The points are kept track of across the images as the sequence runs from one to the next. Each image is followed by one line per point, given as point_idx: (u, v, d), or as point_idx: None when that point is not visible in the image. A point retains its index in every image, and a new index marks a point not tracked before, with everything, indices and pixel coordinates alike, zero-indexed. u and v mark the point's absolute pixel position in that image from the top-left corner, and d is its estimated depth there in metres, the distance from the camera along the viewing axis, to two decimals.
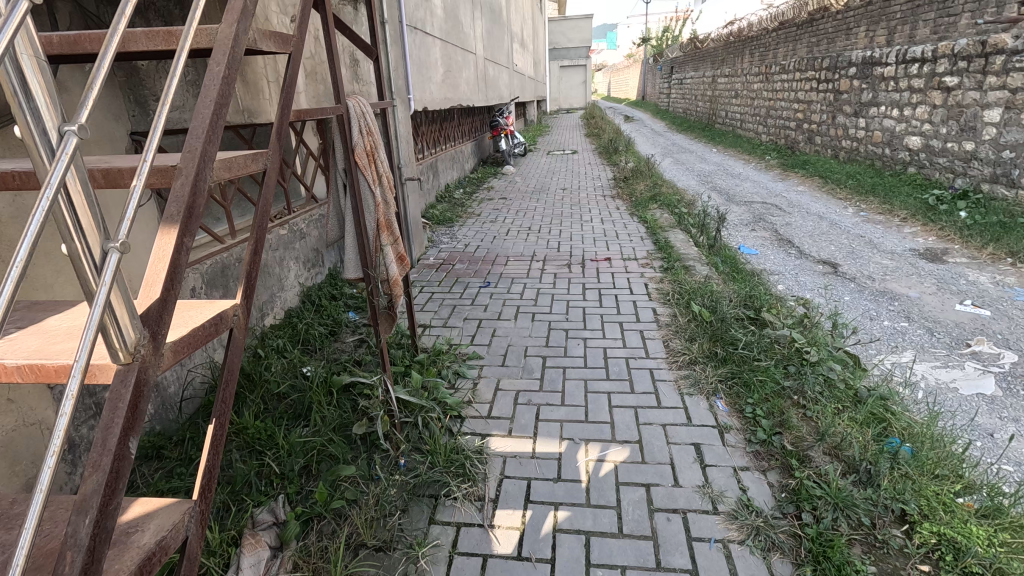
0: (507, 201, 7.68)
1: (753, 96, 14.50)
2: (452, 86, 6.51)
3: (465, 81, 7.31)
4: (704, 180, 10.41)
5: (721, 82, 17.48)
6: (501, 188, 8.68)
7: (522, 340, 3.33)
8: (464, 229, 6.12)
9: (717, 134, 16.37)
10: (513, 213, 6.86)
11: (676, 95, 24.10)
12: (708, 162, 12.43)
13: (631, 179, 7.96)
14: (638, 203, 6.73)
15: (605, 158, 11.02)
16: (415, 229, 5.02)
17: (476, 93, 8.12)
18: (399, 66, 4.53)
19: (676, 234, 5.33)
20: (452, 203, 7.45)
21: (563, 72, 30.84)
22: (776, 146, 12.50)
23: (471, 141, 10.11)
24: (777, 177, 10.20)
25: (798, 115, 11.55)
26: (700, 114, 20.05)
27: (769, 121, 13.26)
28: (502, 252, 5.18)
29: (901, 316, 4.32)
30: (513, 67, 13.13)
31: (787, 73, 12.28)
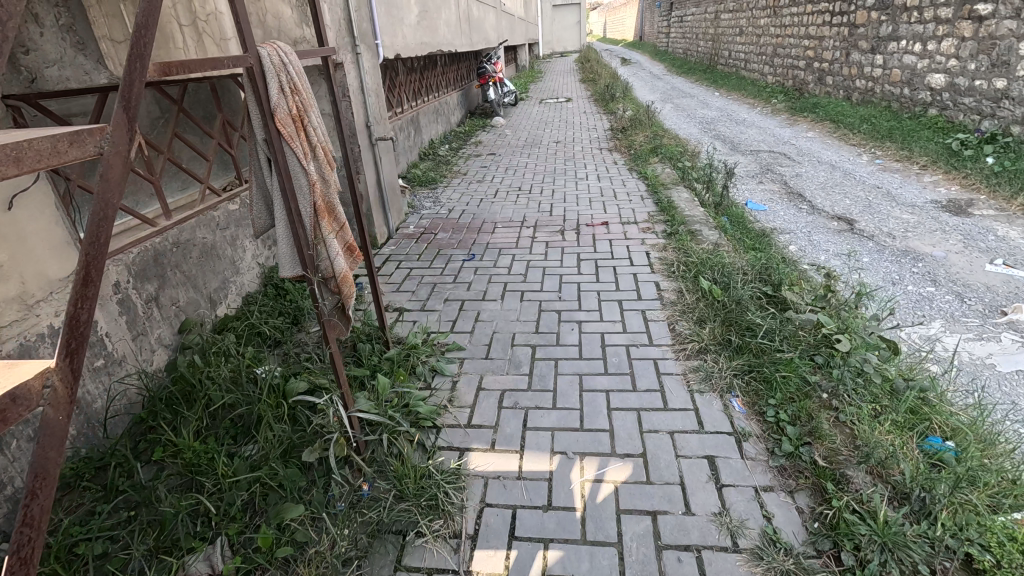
0: (496, 157, 7.11)
1: (759, 32, 13.51)
2: (429, 29, 5.81)
3: (445, 23, 6.57)
4: (707, 127, 9.76)
5: (724, 18, 16.32)
6: (489, 142, 8.07)
7: (509, 325, 2.94)
8: (448, 191, 5.61)
9: (720, 76, 15.43)
10: (503, 171, 6.32)
11: (676, 34, 22.70)
12: (711, 108, 11.69)
13: (630, 129, 7.36)
14: (637, 157, 6.19)
15: (601, 105, 10.29)
16: (392, 195, 4.54)
17: (458, 36, 7.37)
18: (361, 6, 3.91)
19: (680, 192, 4.85)
20: (436, 161, 6.89)
21: (556, 12, 29.00)
22: (783, 87, 11.71)
23: (456, 91, 9.38)
24: (785, 123, 9.55)
25: (808, 54, 10.73)
26: (701, 55, 18.90)
27: (776, 60, 12.38)
28: (489, 218, 4.71)
29: (927, 280, 3.94)
30: (501, 6, 12.09)
31: (797, 6, 11.32)
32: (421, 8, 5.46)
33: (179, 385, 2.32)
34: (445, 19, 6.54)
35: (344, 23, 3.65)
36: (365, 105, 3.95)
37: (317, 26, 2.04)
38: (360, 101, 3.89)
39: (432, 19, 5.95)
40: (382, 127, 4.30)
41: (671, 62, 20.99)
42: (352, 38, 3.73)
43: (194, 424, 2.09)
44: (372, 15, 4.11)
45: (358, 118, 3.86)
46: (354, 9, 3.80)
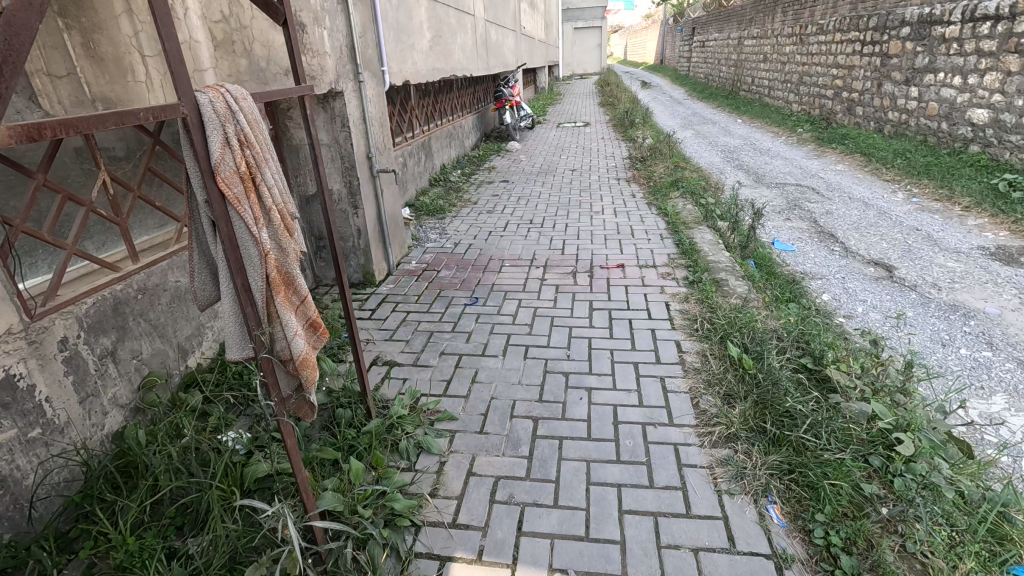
0: (509, 185, 6.85)
1: (784, 60, 13.22)
2: (443, 55, 5.63)
3: (461, 48, 6.39)
4: (729, 157, 9.44)
5: (748, 44, 16.08)
6: (503, 168, 7.84)
7: (509, 390, 2.61)
8: (456, 222, 5.34)
9: (744, 102, 15.13)
10: (515, 201, 6.05)
11: (698, 59, 22.53)
12: (733, 136, 11.36)
13: (649, 159, 7.06)
14: (657, 190, 5.87)
15: (620, 132, 10.03)
16: (394, 229, 4.28)
17: (474, 60, 7.19)
18: (367, 32, 3.69)
19: (703, 232, 4.51)
20: (447, 188, 6.66)
21: (577, 35, 29.12)
22: (809, 117, 11.35)
23: (472, 114, 9.21)
24: (812, 154, 9.17)
25: (836, 83, 10.37)
26: (723, 80, 18.65)
27: (802, 88, 12.05)
28: (496, 255, 4.42)
29: (982, 342, 3.52)
30: (521, 30, 12.00)
31: (825, 34, 11.01)
32: (434, 32, 5.27)
33: (128, 458, 2.03)
34: (460, 44, 6.37)
35: (347, 49, 3.43)
36: (367, 136, 3.71)
37: (293, 64, 1.80)
38: (362, 131, 3.65)
39: (447, 45, 5.76)
40: (386, 158, 4.06)
41: (692, 87, 20.77)
42: (355, 65, 3.51)
43: (133, 514, 1.79)
44: (379, 40, 3.90)
45: (359, 150, 3.62)
46: (359, 34, 3.58)
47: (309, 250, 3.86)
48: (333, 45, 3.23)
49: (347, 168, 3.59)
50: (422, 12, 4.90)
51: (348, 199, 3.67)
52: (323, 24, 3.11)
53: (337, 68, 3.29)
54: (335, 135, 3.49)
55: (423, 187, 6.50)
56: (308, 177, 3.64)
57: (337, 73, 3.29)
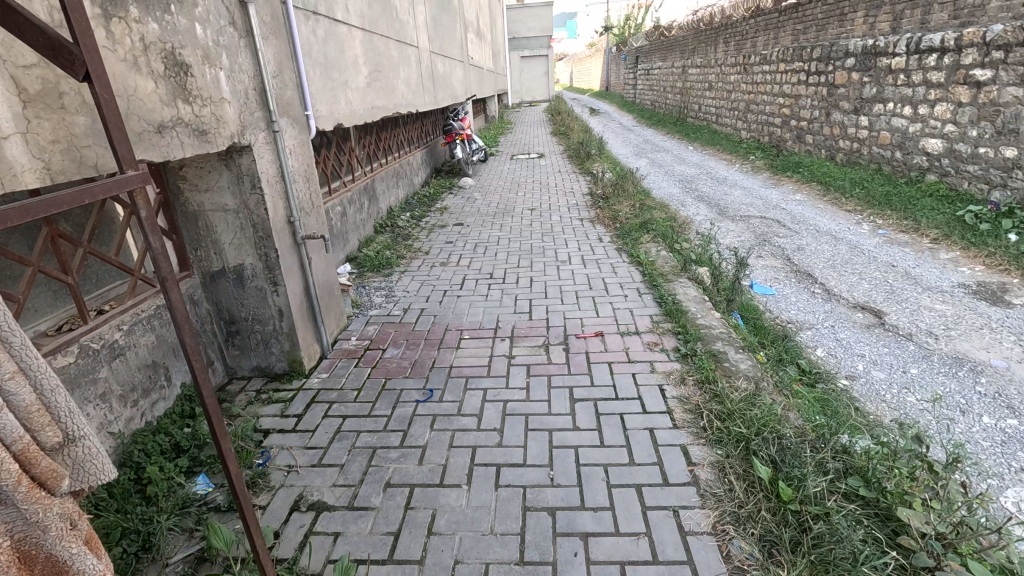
0: (463, 228, 6.25)
1: (729, 89, 13.47)
2: (384, 92, 5.02)
3: (404, 83, 5.82)
4: (688, 187, 9.25)
5: (692, 73, 16.40)
6: (456, 208, 7.25)
7: (479, 545, 1.95)
8: (405, 279, 4.66)
9: (692, 129, 15.31)
10: (472, 249, 5.44)
11: (643, 86, 22.98)
12: (688, 164, 11.29)
13: (612, 196, 6.65)
14: (625, 233, 5.42)
15: (577, 164, 9.68)
16: (328, 300, 3.57)
17: (420, 94, 6.63)
18: (284, 70, 3.03)
19: (685, 286, 4.03)
20: (395, 235, 5.99)
21: (524, 63, 29.33)
22: (759, 144, 11.43)
23: (420, 149, 8.62)
24: (769, 183, 9.10)
25: (785, 112, 10.46)
26: (670, 107, 18.96)
27: (751, 116, 12.17)
28: (453, 324, 3.77)
29: (1002, 405, 3.16)
30: (468, 60, 11.59)
31: (770, 64, 11.17)
32: (372, 67, 4.66)
33: None
34: (403, 78, 5.78)
35: (257, 93, 2.75)
36: (287, 195, 3.01)
37: (111, 144, 1.13)
38: (280, 190, 2.96)
39: (387, 80, 5.15)
40: (313, 218, 3.37)
41: (640, 114, 21.06)
42: (268, 112, 2.83)
43: None
44: (301, 79, 3.24)
45: (276, 214, 2.91)
46: (272, 74, 2.91)
47: (217, 337, 3.09)
48: (235, 89, 2.54)
49: (262, 237, 2.87)
50: (357, 44, 4.29)
51: (264, 275, 2.95)
52: (219, 64, 2.43)
53: (242, 116, 2.60)
54: (244, 198, 2.78)
55: (367, 235, 5.80)
56: (212, 249, 2.89)
57: (241, 123, 2.60)
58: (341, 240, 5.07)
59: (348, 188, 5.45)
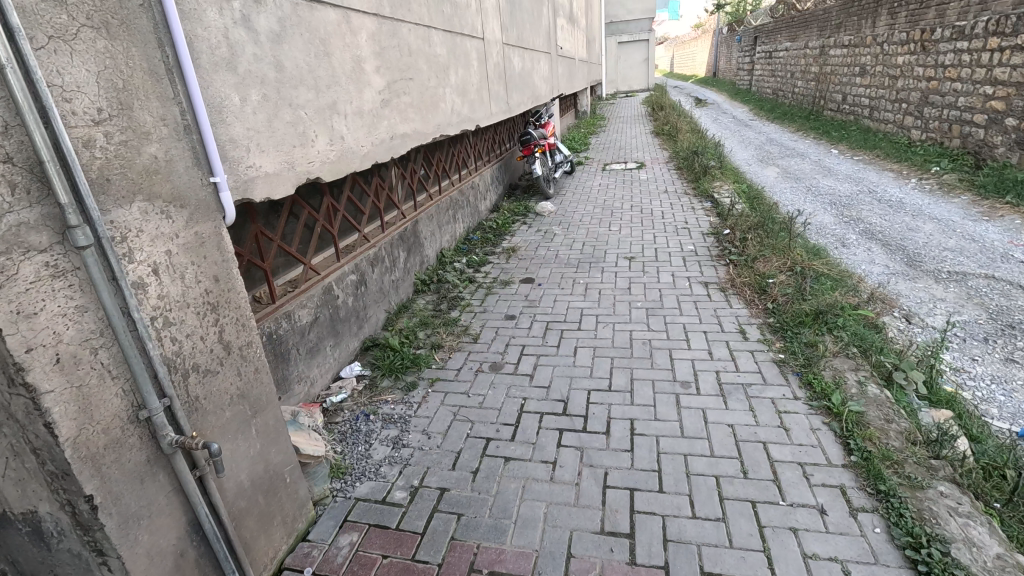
0: (534, 291, 4.53)
1: (893, 74, 10.45)
2: (417, 109, 3.39)
3: (457, 93, 4.17)
4: (846, 216, 6.81)
5: (835, 55, 13.27)
6: (528, 250, 5.54)
7: None
8: (431, 405, 3.03)
9: (834, 125, 12.34)
10: (539, 337, 3.71)
11: (762, 72, 19.67)
12: (837, 177, 8.68)
13: (752, 246, 4.58)
14: (785, 326, 3.39)
15: (689, 180, 7.56)
16: (269, 504, 2.01)
17: (484, 102, 4.96)
18: (137, 103, 1.45)
19: (957, 510, 1.98)
20: (438, 301, 4.41)
21: (622, 49, 26.72)
22: (944, 150, 8.52)
23: (490, 166, 6.97)
24: (975, 211, 6.42)
25: (997, 106, 7.51)
26: (799, 97, 15.79)
27: (929, 111, 9.18)
28: (485, 551, 2.07)
29: None
30: (556, 49, 9.73)
31: (969, 40, 8.18)
32: (393, 75, 3.05)
33: None
34: (457, 85, 4.14)
35: (17, 170, 1.18)
36: (132, 369, 1.44)
37: None
38: (111, 364, 1.40)
39: (426, 91, 3.52)
40: (228, 375, 1.80)
41: (759, 105, 17.93)
42: (58, 206, 1.26)
43: None
44: (198, 117, 1.65)
45: (94, 421, 1.36)
46: (92, 116, 1.34)
47: None
48: None
49: (55, 473, 1.33)
50: (359, 42, 2.68)
51: (78, 536, 1.42)
52: None
53: None
54: (3, 402, 1.25)
55: (399, 302, 4.26)
56: None
57: None
58: (353, 323, 3.56)
59: (373, 244, 3.92)
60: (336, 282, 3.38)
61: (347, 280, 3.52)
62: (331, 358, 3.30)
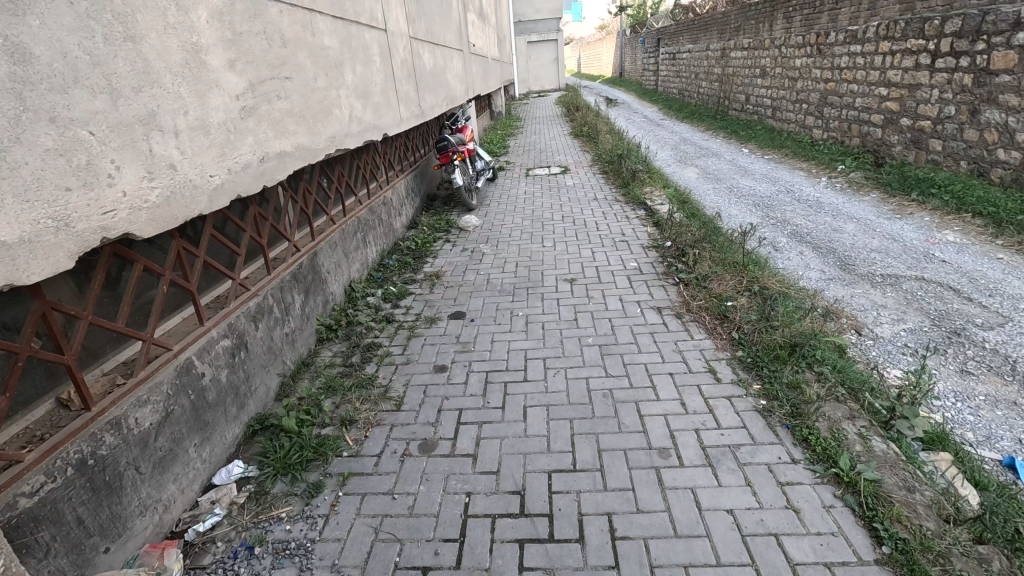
0: (467, 329, 3.83)
1: (793, 76, 10.90)
2: (301, 117, 2.59)
3: (357, 97, 3.38)
4: (773, 218, 6.78)
5: (736, 56, 13.78)
6: (455, 274, 4.83)
7: None
8: (342, 520, 2.24)
9: (741, 125, 12.77)
10: (479, 396, 3.02)
11: (667, 72, 20.27)
12: (753, 177, 8.80)
13: (701, 262, 4.20)
14: (759, 363, 2.97)
15: (617, 185, 7.21)
16: None
17: (392, 106, 4.18)
18: None
19: None
20: (348, 352, 3.58)
21: (532, 49, 26.57)
22: (846, 149, 8.92)
23: (404, 177, 6.16)
24: (887, 209, 6.63)
25: (892, 107, 7.91)
26: (704, 97, 16.34)
27: (829, 111, 9.61)
28: None
29: None
30: (469, 47, 9.05)
31: (862, 44, 8.58)
32: (261, 72, 2.24)
33: None
34: (356, 87, 3.35)
35: None
36: None
37: None
38: None
39: (313, 94, 2.72)
40: None
41: (667, 105, 18.40)
42: None
43: None
44: None
45: None
46: None
47: None
48: None
49: None
50: (195, 22, 1.86)
51: None
52: None
53: None
54: None
55: (296, 359, 3.38)
56: None
57: None
58: (229, 403, 2.66)
59: (254, 292, 3.01)
60: (199, 355, 2.46)
61: (219, 349, 2.62)
62: (197, 463, 2.39)
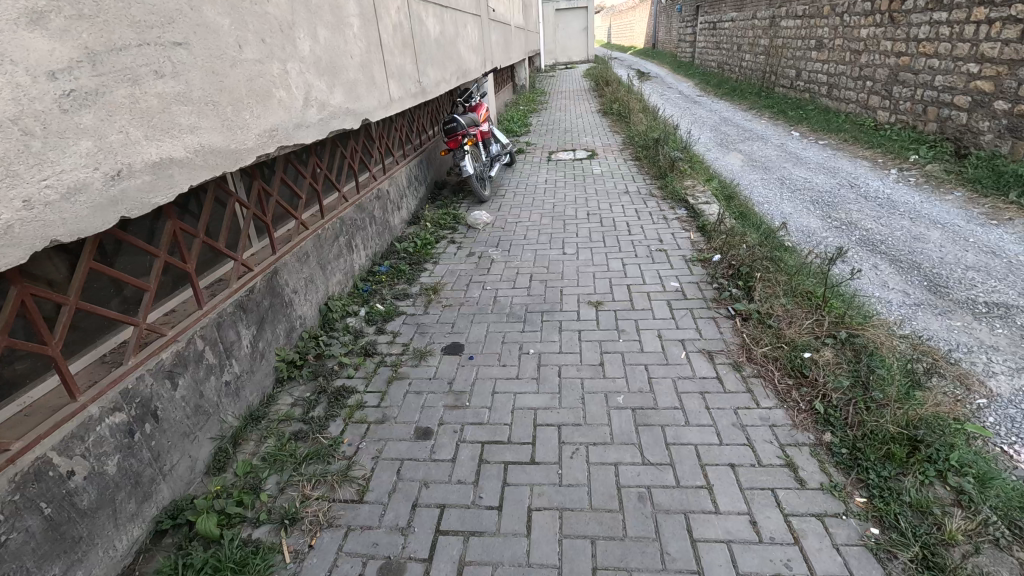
0: (464, 369, 3.05)
1: (856, 48, 9.57)
2: (201, 106, 1.90)
3: (319, 72, 2.64)
4: (837, 219, 5.75)
5: (787, 26, 12.35)
6: (457, 288, 4.03)
7: None
8: None
9: (790, 104, 11.48)
10: (469, 485, 2.25)
11: (705, 44, 18.70)
12: (808, 166, 7.70)
13: (763, 290, 3.32)
14: (860, 462, 2.12)
15: (652, 176, 6.26)
16: None
17: (377, 82, 3.34)
18: None
19: None
20: (311, 401, 2.83)
21: (560, 17, 25.02)
22: (920, 136, 7.73)
23: (405, 164, 5.31)
24: (977, 213, 5.55)
25: (984, 87, 6.70)
26: (746, 71, 14.90)
27: (899, 91, 8.37)
28: None
29: None
30: (488, 12, 8.05)
31: (948, 11, 7.30)
32: (115, 36, 1.57)
33: None
34: (318, 60, 2.61)
35: None
36: None
37: None
38: None
39: (229, 74, 2.01)
40: None
41: (704, 80, 16.96)
42: None
43: None
44: None
45: None
46: None
47: None
48: None
49: None
50: None
51: None
52: None
53: None
54: None
55: (241, 414, 2.64)
56: None
57: None
58: (123, 497, 1.94)
59: (171, 337, 2.22)
60: (63, 448, 1.72)
61: (104, 431, 1.88)
62: None
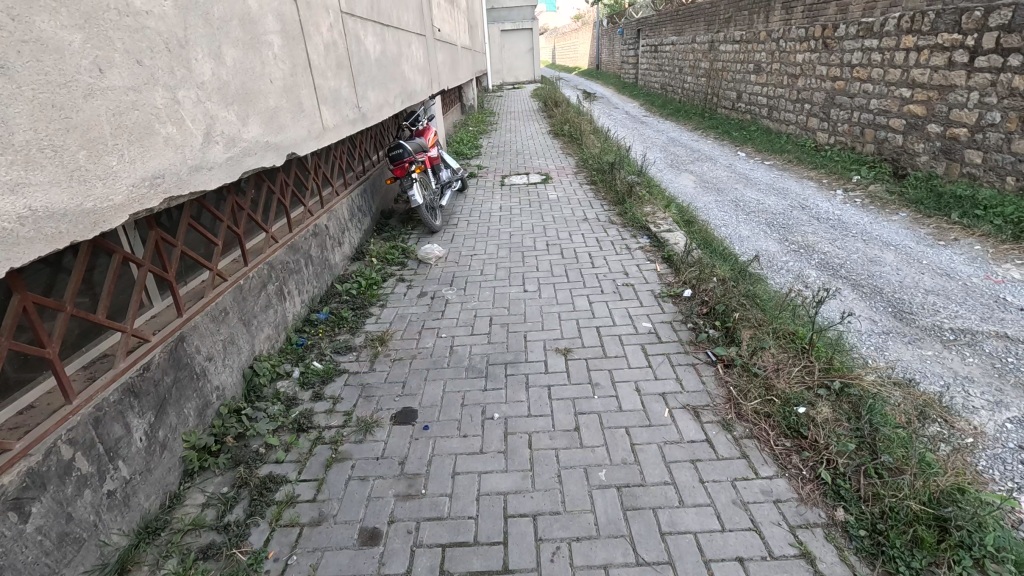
0: (418, 444, 2.59)
1: (793, 72, 9.90)
2: (32, 155, 1.43)
3: (224, 102, 2.23)
4: (794, 242, 5.70)
5: (726, 50, 12.75)
6: (408, 337, 3.56)
7: None
8: None
9: (734, 125, 11.76)
10: None
11: (648, 66, 19.18)
12: (758, 187, 7.77)
13: (744, 333, 3.07)
14: (885, 550, 1.84)
15: (610, 201, 6.04)
16: None
17: (303, 110, 2.90)
18: None
19: None
20: (228, 500, 2.28)
21: (505, 38, 25.15)
22: (859, 156, 7.98)
23: (346, 194, 4.82)
24: (925, 233, 5.65)
25: (917, 111, 6.96)
26: (689, 93, 15.29)
27: (836, 113, 8.66)
28: None
29: None
30: (433, 32, 7.71)
31: (879, 39, 7.61)
32: None
33: None
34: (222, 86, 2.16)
35: None
36: None
37: None
38: None
39: (81, 108, 1.56)
40: None
41: (649, 100, 17.32)
42: None
43: None
44: None
45: None
46: None
47: None
48: None
49: None
50: None
51: None
52: None
53: None
54: None
55: (131, 529, 2.07)
56: None
57: None
58: None
59: (18, 451, 1.66)
60: None
61: None
62: None
